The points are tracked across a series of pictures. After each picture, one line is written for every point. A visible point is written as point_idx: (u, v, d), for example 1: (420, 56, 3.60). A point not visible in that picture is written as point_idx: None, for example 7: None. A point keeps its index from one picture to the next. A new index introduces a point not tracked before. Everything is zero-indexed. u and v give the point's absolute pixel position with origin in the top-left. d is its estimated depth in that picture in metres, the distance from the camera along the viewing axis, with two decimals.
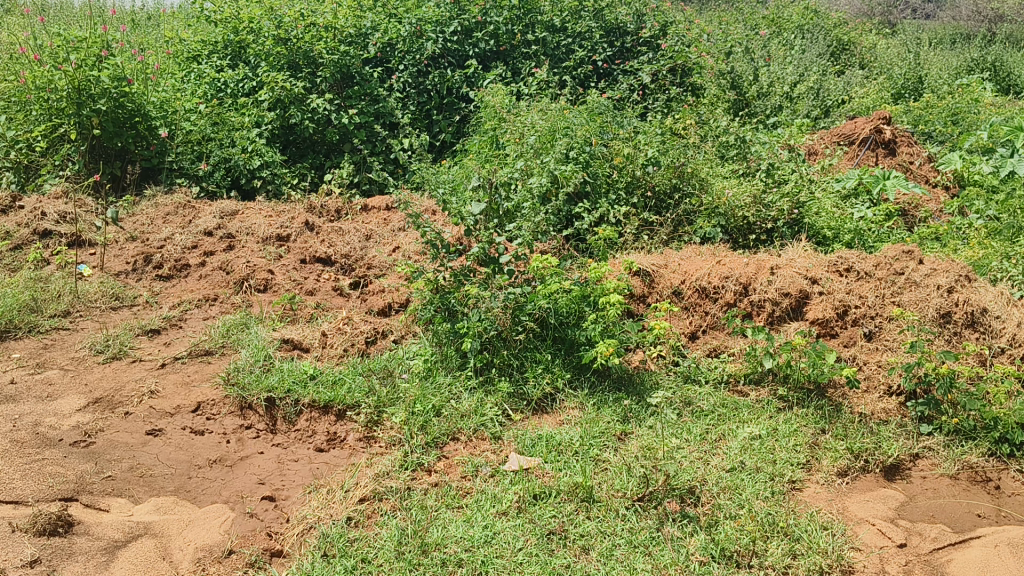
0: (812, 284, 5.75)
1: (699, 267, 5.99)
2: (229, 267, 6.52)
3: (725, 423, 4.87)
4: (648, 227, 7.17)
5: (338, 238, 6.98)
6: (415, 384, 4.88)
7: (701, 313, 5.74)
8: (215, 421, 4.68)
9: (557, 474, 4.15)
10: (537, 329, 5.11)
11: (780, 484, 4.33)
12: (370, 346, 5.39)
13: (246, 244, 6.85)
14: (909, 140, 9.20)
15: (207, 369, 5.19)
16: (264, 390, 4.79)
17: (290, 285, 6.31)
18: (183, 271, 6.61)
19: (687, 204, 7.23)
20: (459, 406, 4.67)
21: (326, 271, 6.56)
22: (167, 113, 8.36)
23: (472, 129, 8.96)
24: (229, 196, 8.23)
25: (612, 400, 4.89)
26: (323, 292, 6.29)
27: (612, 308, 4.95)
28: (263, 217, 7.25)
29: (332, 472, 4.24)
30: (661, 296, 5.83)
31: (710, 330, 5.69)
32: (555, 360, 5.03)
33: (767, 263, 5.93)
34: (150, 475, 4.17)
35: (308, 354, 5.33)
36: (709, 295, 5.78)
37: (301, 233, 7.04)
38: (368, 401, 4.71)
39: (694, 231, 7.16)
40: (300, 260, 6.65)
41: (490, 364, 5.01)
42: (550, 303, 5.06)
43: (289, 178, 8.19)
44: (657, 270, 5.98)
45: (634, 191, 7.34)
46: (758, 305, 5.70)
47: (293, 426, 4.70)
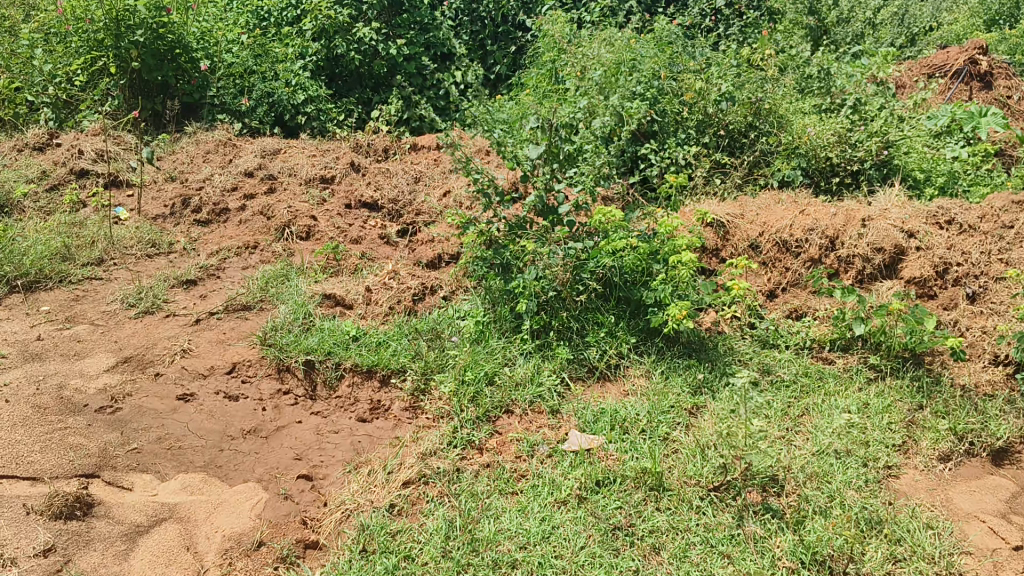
0: (908, 238, 5.14)
1: (780, 217, 5.43)
2: (270, 212, 6.13)
3: (809, 397, 4.39)
4: (721, 169, 6.64)
5: (385, 181, 6.54)
6: (465, 349, 4.45)
7: (781, 269, 5.24)
8: (251, 384, 4.33)
9: (623, 457, 3.72)
10: (601, 289, 4.65)
11: (874, 471, 3.85)
12: (418, 303, 4.99)
13: (289, 187, 6.45)
14: (1006, 72, 8.44)
15: (245, 326, 4.83)
16: (303, 352, 4.41)
17: (334, 233, 5.93)
18: (223, 215, 6.23)
19: (764, 143, 6.69)
20: (513, 374, 4.26)
21: (372, 217, 6.18)
22: (208, 43, 7.92)
23: (529, 61, 8.40)
24: (273, 133, 7.78)
25: (682, 368, 4.46)
26: (369, 240, 5.91)
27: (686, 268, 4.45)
28: (307, 157, 6.83)
29: (374, 447, 3.88)
30: (736, 250, 5.34)
31: (791, 289, 5.19)
32: (620, 324, 4.60)
33: (858, 213, 5.33)
34: (179, 448, 3.84)
35: (351, 311, 4.95)
36: (790, 248, 5.27)
37: (347, 175, 6.62)
38: (414, 366, 4.32)
39: (772, 174, 6.63)
40: (344, 206, 6.27)
41: (548, 327, 4.58)
42: (617, 261, 4.57)
43: (336, 114, 7.73)
44: (732, 220, 5.45)
45: (706, 130, 6.74)
46: (846, 261, 5.15)
47: (335, 392, 4.33)
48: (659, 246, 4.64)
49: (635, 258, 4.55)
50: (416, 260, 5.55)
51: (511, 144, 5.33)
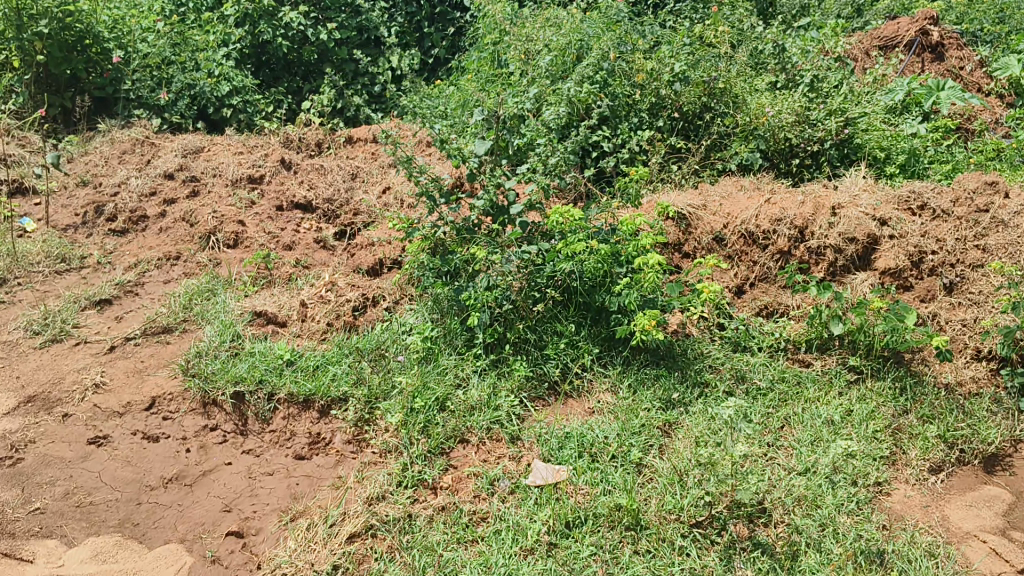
0: (881, 226, 4.84)
1: (745, 206, 5.09)
2: (193, 217, 5.60)
3: (788, 406, 4.07)
4: (676, 155, 6.28)
5: (319, 179, 6.06)
6: (413, 371, 4.04)
7: (748, 263, 4.93)
8: (173, 423, 3.87)
9: (594, 492, 3.35)
10: (560, 295, 4.26)
11: (865, 491, 3.53)
12: (359, 317, 4.55)
13: (213, 188, 5.92)
14: (958, 42, 8.16)
15: (165, 352, 4.34)
16: (231, 383, 3.95)
17: (264, 239, 5.44)
18: (141, 223, 5.68)
19: (720, 126, 6.32)
20: (467, 397, 3.84)
21: (306, 219, 5.70)
22: (120, 32, 7.32)
23: (468, 43, 7.94)
24: (195, 128, 7.20)
25: (650, 380, 4.11)
26: (303, 245, 5.44)
27: (651, 272, 4.08)
28: (232, 156, 6.30)
29: (315, 492, 3.46)
30: (699, 244, 5.01)
31: (759, 284, 4.89)
32: (580, 333, 4.22)
33: (827, 200, 5.01)
34: (90, 505, 3.42)
35: (285, 330, 4.47)
36: (757, 240, 4.95)
37: (277, 174, 6.12)
38: (356, 394, 3.89)
39: (731, 157, 6.25)
40: (275, 208, 5.77)
41: (504, 340, 4.18)
42: (577, 265, 4.17)
43: (264, 104, 7.16)
44: (695, 211, 5.10)
45: (659, 113, 6.38)
46: (817, 253, 4.84)
47: (268, 425, 3.88)
48: (621, 247, 4.27)
49: (596, 263, 4.16)
50: (355, 268, 5.10)
51: (455, 139, 4.91)
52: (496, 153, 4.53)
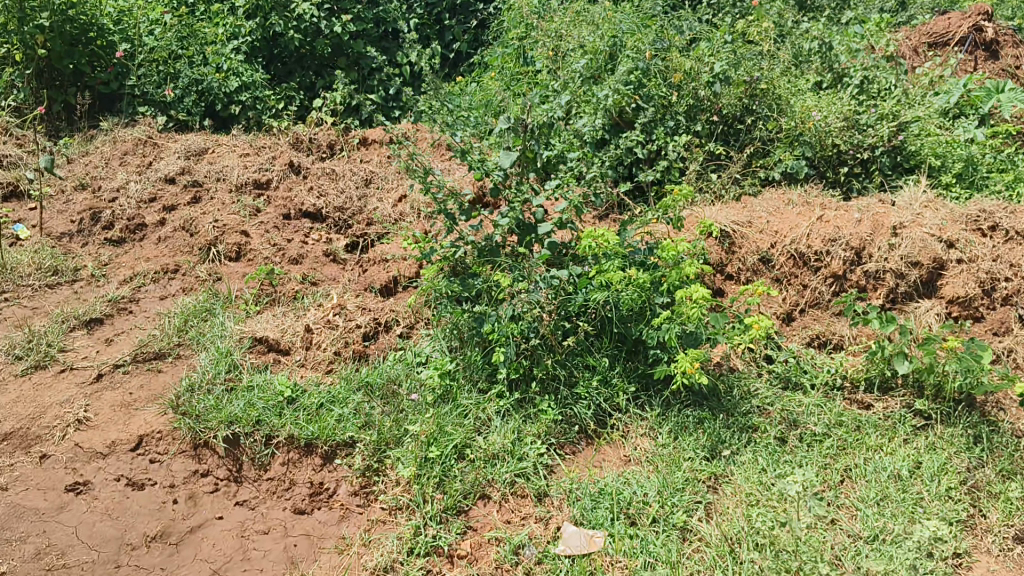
0: (948, 249, 4.37)
1: (795, 224, 4.64)
2: (194, 227, 5.22)
3: (850, 456, 3.63)
4: (715, 162, 5.83)
5: (330, 184, 5.65)
6: (429, 412, 3.64)
7: (798, 286, 4.49)
8: (160, 466, 3.48)
9: (633, 566, 2.97)
10: (592, 327, 3.83)
11: (943, 565, 3.11)
12: (369, 344, 4.14)
13: (216, 195, 5.53)
14: (1014, 39, 7.63)
15: (156, 383, 3.94)
16: (224, 423, 3.55)
17: (269, 252, 5.05)
18: (139, 232, 5.30)
19: (762, 130, 5.90)
20: (488, 444, 3.44)
21: (315, 230, 5.31)
22: (126, 25, 6.93)
23: (492, 37, 7.49)
24: (203, 126, 6.80)
25: (693, 424, 3.68)
26: (311, 258, 5.07)
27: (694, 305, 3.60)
28: (238, 158, 5.90)
29: (314, 556, 3.11)
30: (743, 265, 4.58)
31: (810, 311, 4.45)
32: (614, 368, 3.80)
33: (886, 218, 4.54)
34: (63, 568, 3.08)
35: (288, 358, 4.08)
36: (808, 262, 4.51)
37: (286, 178, 5.71)
38: (365, 438, 3.49)
39: (774, 164, 5.81)
40: (283, 216, 5.38)
41: (529, 376, 3.76)
42: (612, 294, 3.73)
43: (275, 101, 6.72)
44: (739, 229, 4.66)
45: (697, 116, 5.92)
46: (875, 277, 4.39)
47: (265, 472, 3.49)
48: (660, 274, 3.82)
49: (634, 293, 3.71)
50: (367, 286, 4.71)
51: (476, 148, 4.48)
52: (522, 166, 4.08)
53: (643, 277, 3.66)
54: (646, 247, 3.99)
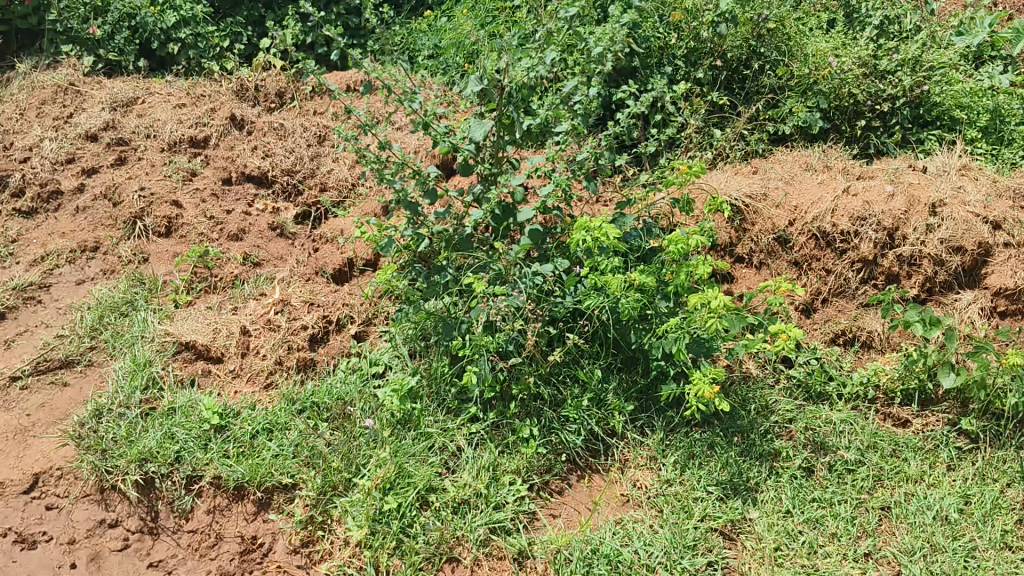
0: (995, 230, 3.77)
1: (817, 197, 3.99)
2: (117, 195, 4.50)
3: (887, 491, 3.09)
4: (718, 114, 5.17)
5: (276, 143, 4.91)
6: (386, 443, 3.01)
7: (819, 272, 3.90)
8: (57, 516, 2.88)
9: None
10: (584, 335, 3.23)
11: None
12: (317, 348, 3.50)
13: (145, 155, 4.79)
14: None
15: (60, 402, 3.29)
16: (136, 462, 2.92)
17: (205, 227, 4.35)
18: (54, 201, 4.56)
19: (770, 76, 5.23)
20: (458, 490, 2.87)
21: (259, 198, 4.61)
22: None
23: None
24: (137, 67, 5.98)
25: (702, 453, 3.09)
26: (255, 233, 4.39)
27: (711, 316, 2.95)
28: (172, 110, 5.13)
29: None
30: (756, 245, 3.97)
31: (833, 300, 3.86)
32: (610, 384, 3.19)
33: (924, 192, 3.90)
34: None
35: (220, 368, 3.40)
36: (832, 242, 3.88)
37: (226, 135, 4.96)
38: (309, 482, 2.87)
39: (783, 118, 5.11)
40: (222, 181, 4.66)
41: (508, 395, 3.14)
42: (609, 300, 3.06)
43: (218, 39, 5.89)
44: (752, 202, 4.01)
45: (699, 61, 5.24)
46: (910, 263, 3.79)
47: (186, 523, 2.87)
48: (665, 270, 3.14)
49: (634, 300, 3.04)
50: (316, 270, 4.07)
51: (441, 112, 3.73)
52: (497, 136, 3.41)
53: (649, 280, 3.00)
54: (647, 234, 3.38)
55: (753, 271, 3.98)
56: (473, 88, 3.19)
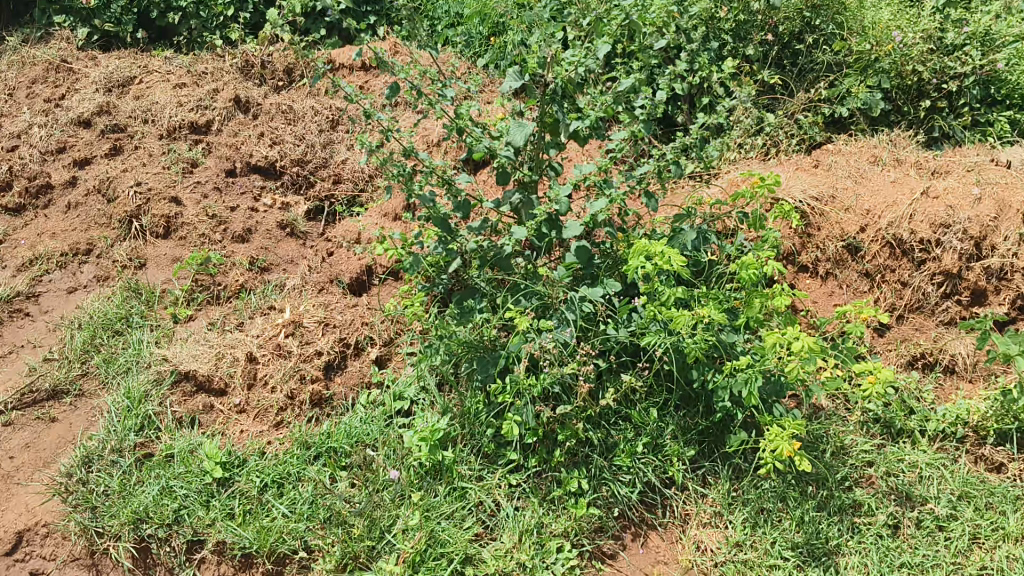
0: None
1: (893, 199, 3.57)
2: (110, 190, 4.08)
3: (985, 552, 2.73)
4: (769, 95, 4.71)
5: (285, 128, 4.47)
6: (414, 502, 2.64)
7: (895, 285, 3.49)
8: None
9: None
10: (643, 379, 2.79)
11: None
12: (332, 377, 3.11)
13: (143, 143, 4.37)
14: None
15: (47, 442, 2.92)
16: (131, 527, 2.57)
17: (206, 227, 3.93)
18: (44, 196, 4.15)
19: (827, 53, 4.73)
20: (500, 559, 2.53)
21: (266, 192, 4.18)
22: None
23: None
24: (136, 39, 5.54)
25: (775, 509, 2.72)
26: (263, 232, 3.98)
27: (792, 359, 2.56)
28: (172, 91, 4.70)
29: None
30: (823, 252, 3.54)
31: (910, 316, 3.46)
32: (669, 426, 2.80)
33: (1014, 198, 3.51)
34: None
35: (226, 401, 3.04)
36: (909, 252, 3.47)
37: (230, 119, 4.53)
38: (329, 554, 2.52)
39: (840, 99, 4.61)
40: (225, 173, 4.24)
41: (552, 439, 2.74)
42: (671, 337, 2.67)
43: (221, 7, 5.41)
44: (818, 204, 3.57)
45: (748, 35, 4.75)
46: (999, 276, 3.41)
47: None
48: (734, 300, 2.77)
49: (702, 338, 2.63)
50: (331, 278, 3.67)
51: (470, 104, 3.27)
52: (539, 139, 2.98)
53: (719, 315, 2.58)
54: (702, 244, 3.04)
55: (818, 283, 3.55)
56: (513, 86, 2.79)
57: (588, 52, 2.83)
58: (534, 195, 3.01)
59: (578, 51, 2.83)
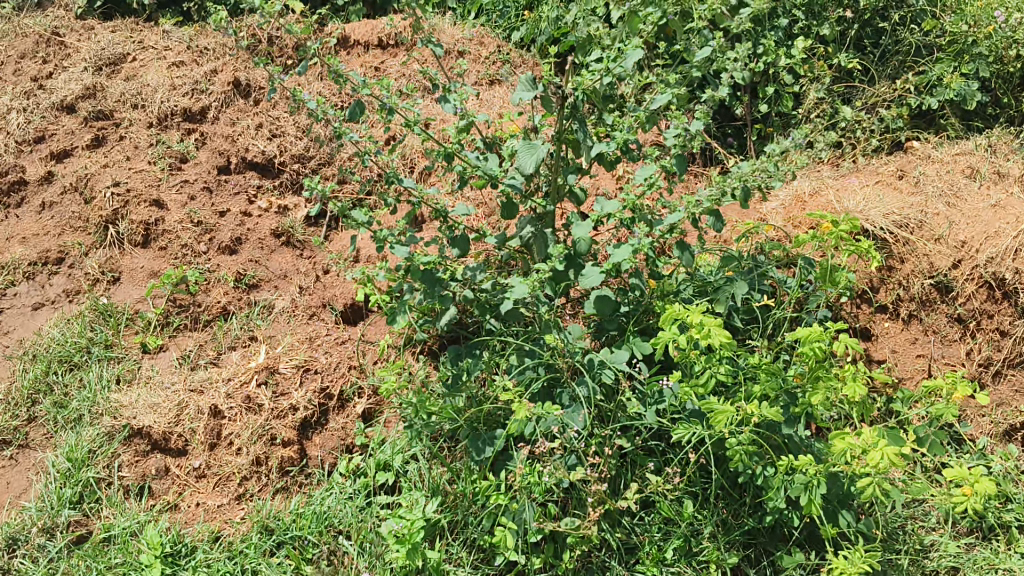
0: None
1: (993, 228, 2.97)
2: (88, 189, 3.62)
3: None
4: (845, 83, 4.01)
5: (288, 117, 3.92)
6: None
7: (992, 335, 2.90)
8: None
9: None
10: (680, 473, 2.23)
11: None
12: (309, 437, 2.64)
13: (128, 131, 3.86)
14: None
15: None
16: None
17: (189, 237, 3.47)
18: (16, 193, 3.73)
19: (914, 34, 4.01)
20: None
21: (263, 194, 3.71)
22: None
23: None
24: None
25: None
26: (255, 241, 3.51)
27: (868, 471, 2.00)
28: (167, 71, 4.10)
29: None
30: (906, 290, 2.94)
31: (1009, 374, 2.88)
32: (709, 527, 2.25)
33: None
34: None
35: (183, 464, 2.58)
36: (1012, 295, 2.90)
37: (228, 105, 3.95)
38: None
39: (930, 89, 3.95)
40: (217, 170, 3.75)
41: (560, 542, 2.22)
42: (710, 432, 2.13)
43: None
44: (903, 232, 2.96)
45: (824, 12, 3.99)
46: None
47: None
48: (794, 382, 2.18)
49: (750, 438, 2.09)
50: (323, 303, 3.20)
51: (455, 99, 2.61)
52: (557, 161, 2.44)
53: (773, 413, 2.03)
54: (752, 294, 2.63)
55: (898, 327, 2.93)
56: (524, 95, 2.30)
57: (616, 57, 2.26)
58: (549, 231, 2.45)
59: (605, 56, 2.26)
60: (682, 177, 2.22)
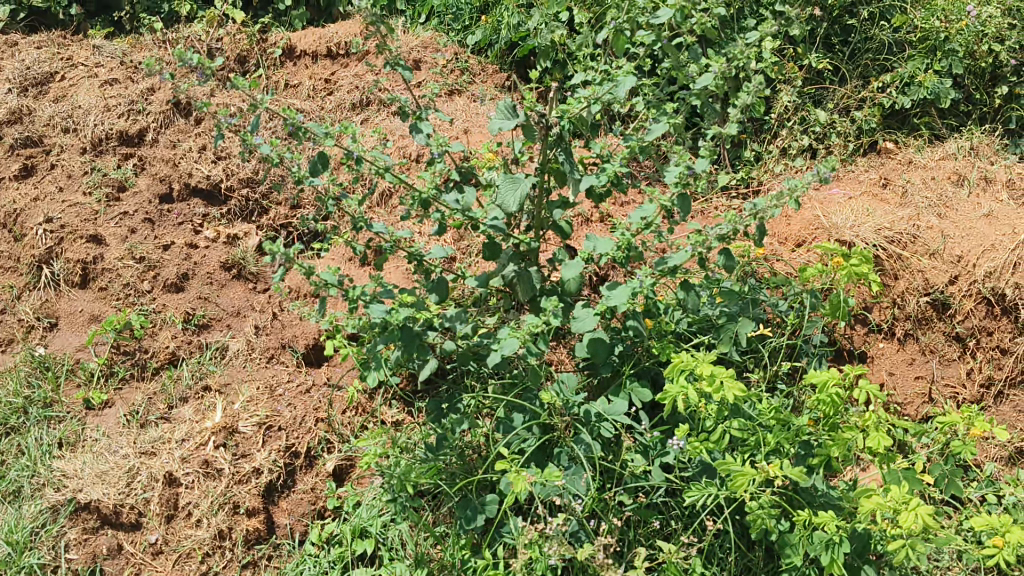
0: None
1: (989, 241, 2.84)
2: (16, 225, 3.26)
3: None
4: (816, 85, 3.78)
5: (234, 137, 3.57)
6: None
7: (993, 354, 2.77)
8: None
9: None
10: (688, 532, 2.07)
11: None
12: (275, 503, 2.43)
13: (59, 156, 3.49)
14: None
15: None
16: None
17: (132, 274, 3.10)
18: None
19: (886, 29, 3.77)
20: None
21: (210, 224, 3.33)
22: None
23: None
24: None
25: None
26: (202, 277, 3.13)
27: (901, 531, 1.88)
28: (99, 90, 3.74)
29: None
30: (902, 309, 2.80)
31: (1011, 393, 2.76)
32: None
33: None
34: None
35: (138, 539, 2.37)
36: (1011, 312, 2.77)
37: (169, 126, 3.59)
38: None
39: (901, 92, 3.68)
40: (159, 198, 3.37)
41: None
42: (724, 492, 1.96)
43: None
44: (896, 250, 2.84)
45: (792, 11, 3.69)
46: None
47: None
48: (809, 432, 2.01)
49: (768, 498, 1.93)
50: (283, 344, 2.95)
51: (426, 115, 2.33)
52: (540, 193, 2.23)
53: (793, 472, 1.87)
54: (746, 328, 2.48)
55: (894, 347, 2.80)
56: (504, 125, 2.07)
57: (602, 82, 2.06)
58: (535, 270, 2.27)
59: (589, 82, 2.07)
60: (684, 216, 2.08)
